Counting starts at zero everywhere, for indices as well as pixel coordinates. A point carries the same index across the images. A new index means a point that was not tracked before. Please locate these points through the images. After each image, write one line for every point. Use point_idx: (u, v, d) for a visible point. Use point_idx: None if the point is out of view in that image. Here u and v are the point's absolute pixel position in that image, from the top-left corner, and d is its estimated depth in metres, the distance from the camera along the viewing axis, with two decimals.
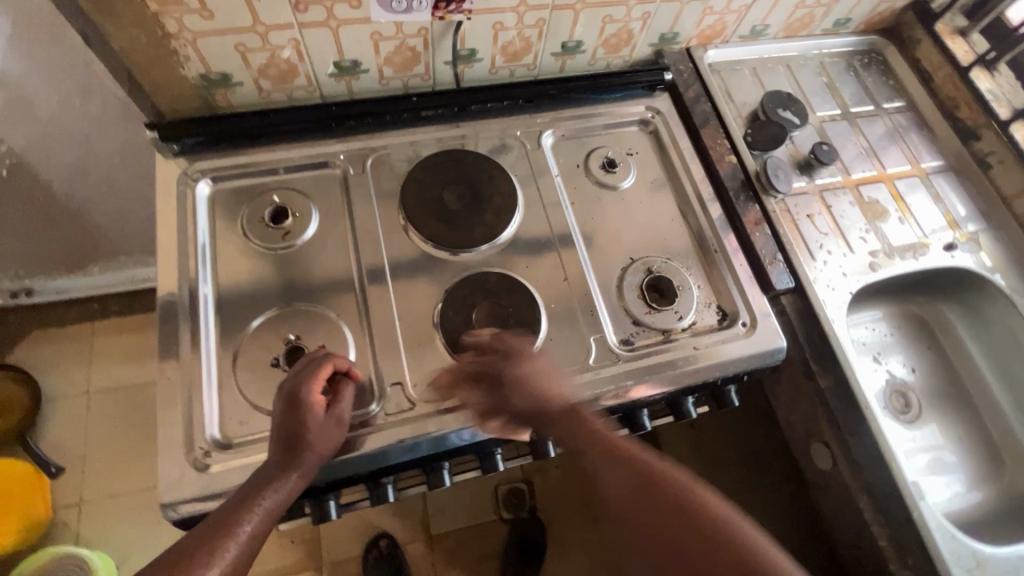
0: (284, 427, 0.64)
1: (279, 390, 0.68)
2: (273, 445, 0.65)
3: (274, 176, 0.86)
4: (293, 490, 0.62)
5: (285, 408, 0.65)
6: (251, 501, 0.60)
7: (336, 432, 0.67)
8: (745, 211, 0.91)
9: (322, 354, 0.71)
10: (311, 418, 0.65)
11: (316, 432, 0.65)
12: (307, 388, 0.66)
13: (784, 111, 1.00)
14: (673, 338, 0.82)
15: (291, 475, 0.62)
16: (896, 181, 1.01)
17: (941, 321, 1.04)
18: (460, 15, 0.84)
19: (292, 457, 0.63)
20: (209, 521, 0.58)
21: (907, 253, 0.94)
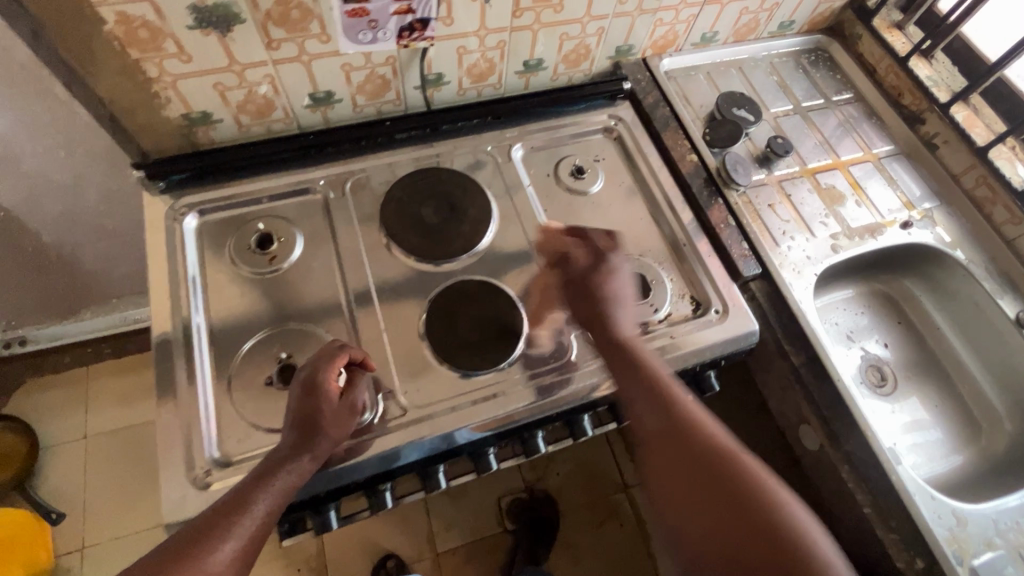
0: (301, 412, 0.69)
1: (297, 377, 0.72)
2: (289, 428, 0.68)
3: (258, 205, 0.90)
4: (305, 470, 0.66)
5: (303, 394, 0.69)
6: (264, 483, 0.63)
7: (347, 417, 0.71)
8: (710, 205, 0.96)
9: (338, 344, 0.75)
10: (326, 404, 0.69)
11: (329, 418, 0.69)
12: (325, 374, 0.70)
13: (739, 110, 1.05)
14: (651, 330, 0.86)
15: (304, 457, 0.66)
16: (851, 168, 1.06)
17: (907, 297, 1.08)
18: (424, 42, 0.89)
19: (307, 442, 0.67)
20: (224, 501, 0.61)
21: (867, 235, 0.99)
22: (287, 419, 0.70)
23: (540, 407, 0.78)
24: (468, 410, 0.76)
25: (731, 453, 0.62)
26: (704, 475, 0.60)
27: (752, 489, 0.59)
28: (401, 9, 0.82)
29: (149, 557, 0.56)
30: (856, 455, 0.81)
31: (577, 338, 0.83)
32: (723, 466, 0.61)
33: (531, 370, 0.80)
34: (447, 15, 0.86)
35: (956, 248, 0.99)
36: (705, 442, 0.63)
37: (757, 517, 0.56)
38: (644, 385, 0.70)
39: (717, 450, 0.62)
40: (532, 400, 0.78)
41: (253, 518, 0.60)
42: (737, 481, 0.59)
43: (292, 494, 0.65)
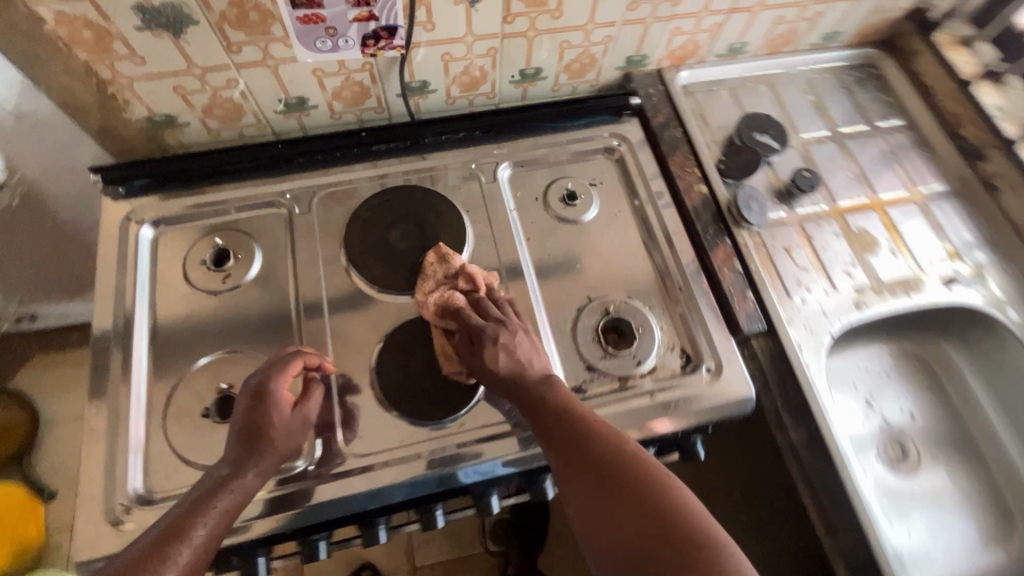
0: (249, 421, 0.64)
1: (243, 386, 0.67)
2: (232, 441, 0.63)
3: (219, 215, 0.84)
4: (249, 488, 0.60)
5: (251, 403, 0.65)
6: (204, 506, 0.56)
7: (301, 428, 0.66)
8: (714, 245, 0.84)
9: (292, 350, 0.71)
10: (275, 413, 0.65)
11: (279, 428, 0.64)
12: (276, 381, 0.66)
13: (762, 135, 0.93)
14: (631, 386, 0.76)
15: (251, 471, 0.61)
16: (889, 209, 0.92)
17: (944, 362, 0.95)
18: (393, 51, 0.80)
19: (252, 456, 0.62)
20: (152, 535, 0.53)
21: (901, 290, 0.85)
22: (229, 431, 0.65)
23: (491, 464, 0.70)
24: (408, 466, 0.69)
25: (635, 463, 0.56)
26: (608, 492, 0.55)
27: (659, 501, 0.53)
28: (361, 14, 0.72)
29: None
30: (856, 554, 0.69)
31: None
32: (626, 480, 0.55)
33: (487, 423, 0.72)
34: (426, 20, 0.77)
35: (1008, 309, 0.85)
36: (608, 456, 0.57)
37: (665, 533, 0.50)
38: (546, 407, 0.64)
39: (621, 462, 0.56)
40: (484, 459, 0.70)
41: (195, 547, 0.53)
42: (643, 493, 0.53)
43: (233, 518, 0.58)
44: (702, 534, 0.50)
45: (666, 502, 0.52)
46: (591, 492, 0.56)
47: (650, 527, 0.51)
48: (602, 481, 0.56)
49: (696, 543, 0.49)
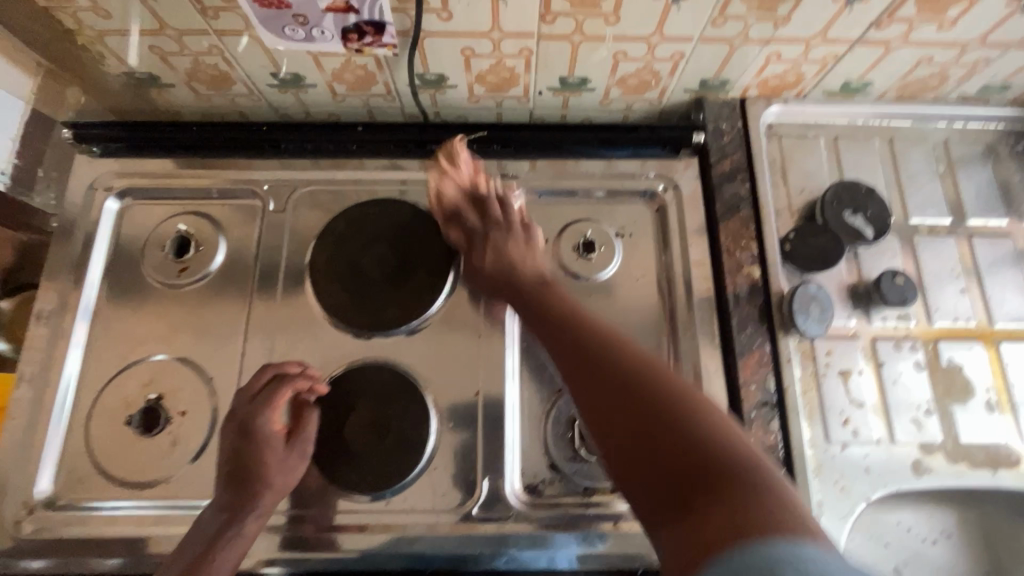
0: (240, 461, 0.60)
1: (232, 416, 0.62)
2: (222, 482, 0.60)
3: (192, 196, 0.76)
4: (249, 532, 0.58)
5: (241, 438, 0.60)
6: (203, 564, 0.55)
7: (302, 462, 0.62)
8: (747, 349, 0.67)
9: (276, 373, 0.63)
10: (266, 452, 0.60)
11: (274, 466, 0.60)
12: (263, 417, 0.60)
13: (853, 216, 0.71)
14: (594, 502, 0.64)
15: (248, 519, 0.58)
16: (1003, 344, 0.69)
17: (1016, 548, 0.74)
18: (382, 50, 0.67)
19: (244, 502, 0.58)
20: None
21: (982, 460, 0.65)
22: (222, 465, 0.61)
23: (408, 557, 0.62)
24: (317, 537, 0.62)
25: (651, 376, 0.47)
26: (626, 411, 0.45)
27: (685, 421, 0.43)
28: (336, 4, 0.60)
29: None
30: None
31: (488, 485, 0.64)
32: (644, 395, 0.46)
33: (414, 506, 0.63)
34: (442, 7, 0.61)
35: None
36: (622, 370, 0.48)
37: (692, 448, 0.41)
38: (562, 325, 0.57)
39: (634, 373, 0.48)
40: (400, 551, 0.62)
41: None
42: (662, 411, 0.44)
43: (237, 564, 0.57)
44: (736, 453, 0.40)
45: (693, 419, 0.43)
46: (606, 412, 0.47)
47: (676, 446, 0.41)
48: (604, 386, 0.48)
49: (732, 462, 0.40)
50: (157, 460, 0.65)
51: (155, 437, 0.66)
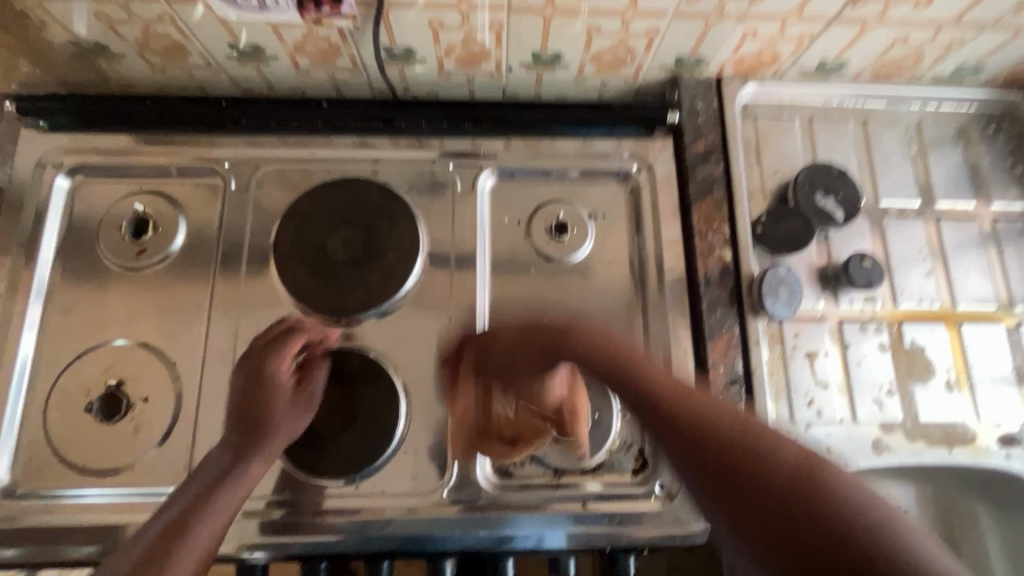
0: (247, 407, 0.61)
1: (242, 364, 0.64)
2: (231, 425, 0.61)
3: (149, 174, 0.73)
4: (254, 476, 0.58)
5: (252, 384, 0.62)
6: (206, 501, 0.55)
7: (309, 411, 0.62)
8: (717, 332, 0.67)
9: (289, 325, 0.65)
10: (274, 397, 0.61)
11: (280, 411, 0.61)
12: (272, 363, 0.62)
13: (825, 198, 0.71)
14: (564, 483, 0.65)
15: (254, 460, 0.59)
16: (964, 325, 0.71)
17: (969, 520, 0.77)
18: (342, 21, 0.64)
19: (251, 443, 0.59)
20: (148, 534, 0.53)
21: (940, 439, 0.67)
22: (231, 415, 0.62)
23: (378, 540, 0.62)
24: (284, 522, 0.62)
25: (767, 452, 0.43)
26: (766, 501, 0.41)
27: (820, 504, 0.39)
28: None
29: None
30: None
31: (459, 468, 0.64)
32: (764, 479, 0.41)
33: (383, 491, 0.63)
34: None
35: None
36: (736, 445, 0.44)
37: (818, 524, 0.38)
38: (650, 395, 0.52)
39: (750, 450, 0.44)
40: (369, 534, 0.62)
41: (199, 543, 0.53)
42: (796, 497, 0.40)
43: (239, 508, 0.57)
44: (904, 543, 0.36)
45: (828, 503, 0.39)
46: (720, 489, 0.43)
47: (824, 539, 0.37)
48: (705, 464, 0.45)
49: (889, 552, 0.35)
50: (119, 447, 0.64)
51: (117, 423, 0.64)
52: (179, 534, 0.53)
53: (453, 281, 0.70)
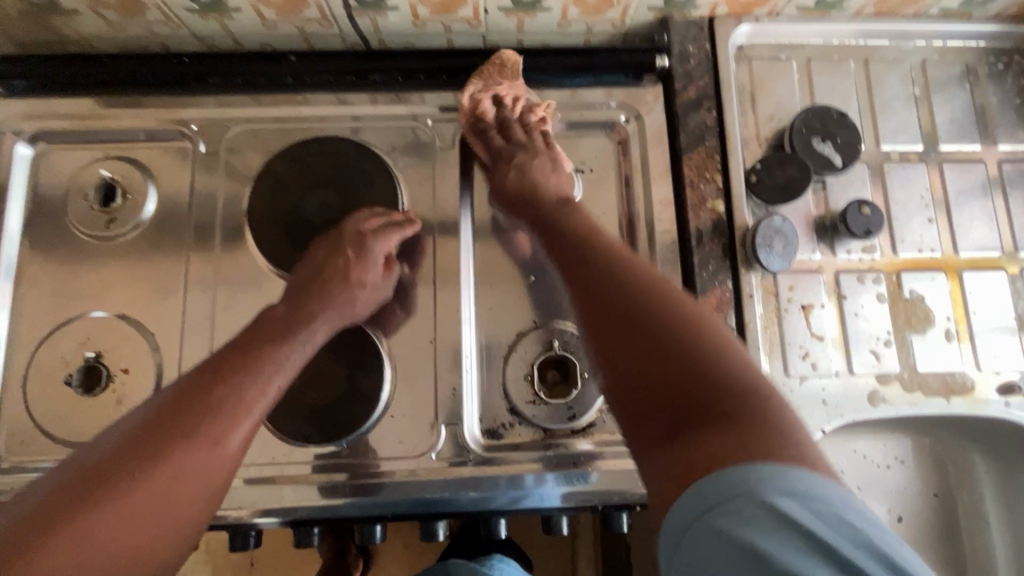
0: (340, 277, 0.60)
1: (343, 231, 0.63)
2: (307, 286, 0.60)
3: (114, 138, 0.70)
4: (318, 343, 0.57)
5: (346, 253, 0.62)
6: (277, 346, 0.53)
7: (379, 301, 0.64)
8: (710, 287, 0.65)
9: (388, 215, 0.65)
10: (362, 274, 0.62)
11: (363, 294, 0.62)
12: (380, 241, 0.63)
13: (822, 143, 0.67)
14: (555, 443, 0.64)
15: (320, 326, 0.58)
16: (965, 273, 0.68)
17: (965, 469, 0.77)
18: None
19: (324, 311, 0.59)
20: (200, 371, 0.49)
21: (938, 389, 0.66)
22: (309, 272, 0.61)
23: (368, 504, 0.61)
24: (272, 489, 0.61)
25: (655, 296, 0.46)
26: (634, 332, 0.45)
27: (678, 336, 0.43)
28: None
29: (109, 447, 0.43)
30: None
31: (447, 431, 0.63)
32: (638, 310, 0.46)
33: (371, 457, 0.63)
34: None
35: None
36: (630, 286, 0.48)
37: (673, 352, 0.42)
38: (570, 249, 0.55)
39: (643, 300, 0.46)
40: (359, 498, 0.61)
41: (257, 393, 0.49)
42: (664, 338, 0.43)
43: (299, 370, 0.55)
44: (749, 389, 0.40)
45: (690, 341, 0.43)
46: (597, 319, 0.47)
47: (678, 373, 0.41)
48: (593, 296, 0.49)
49: (729, 392, 0.40)
50: (102, 418, 0.63)
51: (99, 397, 0.63)
52: (237, 378, 0.49)
53: (437, 242, 0.68)
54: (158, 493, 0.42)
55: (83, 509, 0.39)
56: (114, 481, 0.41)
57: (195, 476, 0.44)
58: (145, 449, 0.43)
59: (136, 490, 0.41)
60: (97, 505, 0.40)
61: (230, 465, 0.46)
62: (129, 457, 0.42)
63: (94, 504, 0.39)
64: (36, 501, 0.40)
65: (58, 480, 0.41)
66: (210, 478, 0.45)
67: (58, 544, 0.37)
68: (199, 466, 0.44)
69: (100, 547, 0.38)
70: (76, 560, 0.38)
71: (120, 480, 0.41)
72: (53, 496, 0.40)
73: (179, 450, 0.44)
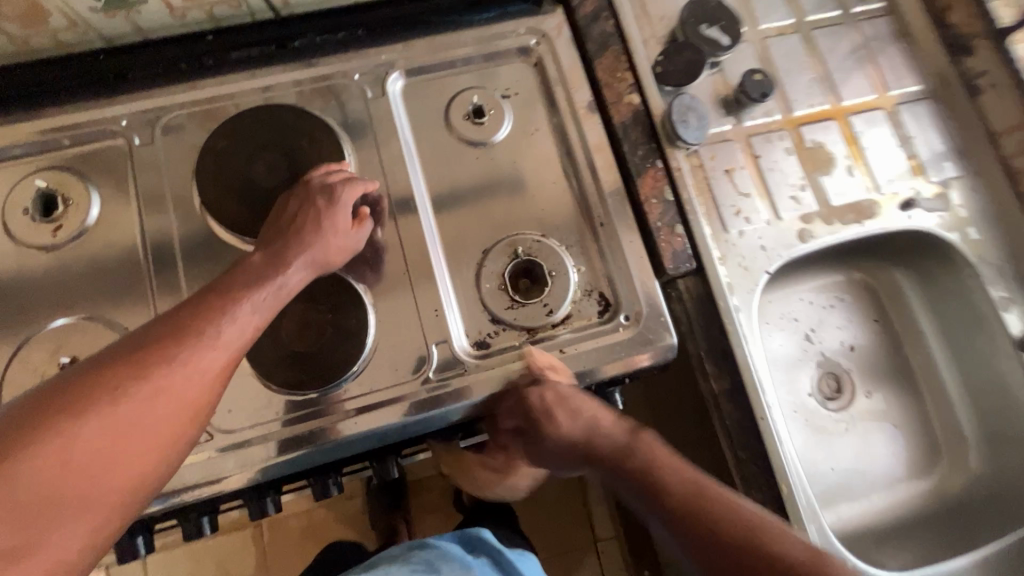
0: (313, 225, 0.62)
1: (311, 183, 0.65)
2: (274, 238, 0.61)
3: (43, 150, 0.69)
4: (294, 288, 0.59)
5: (312, 204, 0.63)
6: (248, 291, 0.55)
7: (349, 250, 0.65)
8: (644, 169, 0.72)
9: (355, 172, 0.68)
10: (332, 222, 0.63)
11: (336, 243, 0.63)
12: (348, 191, 0.65)
13: (709, 28, 0.76)
14: (539, 338, 0.67)
15: (292, 270, 0.59)
16: (852, 118, 0.79)
17: (892, 290, 0.87)
18: None
19: (294, 255, 0.60)
20: (181, 308, 0.51)
21: (851, 216, 0.75)
22: (281, 225, 0.62)
23: (379, 435, 0.64)
24: (283, 442, 0.62)
25: (692, 491, 0.61)
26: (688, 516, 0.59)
27: (710, 509, 0.59)
28: None
29: (92, 366, 0.45)
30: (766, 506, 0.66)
31: (437, 350, 0.66)
32: (682, 494, 0.61)
33: (371, 388, 0.65)
34: None
35: (968, 229, 0.77)
36: (675, 481, 0.62)
37: (710, 520, 0.58)
38: (675, 481, 0.62)
39: (688, 499, 0.60)
40: (367, 430, 0.63)
41: (234, 331, 0.52)
42: (700, 511, 0.59)
43: (274, 313, 0.57)
44: (748, 523, 0.57)
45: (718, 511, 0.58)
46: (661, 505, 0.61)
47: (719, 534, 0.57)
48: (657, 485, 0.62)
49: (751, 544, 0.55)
50: None
51: None
52: (216, 316, 0.51)
53: (389, 183, 0.71)
54: (143, 411, 0.44)
55: (75, 415, 0.42)
56: (103, 393, 0.43)
57: (178, 398, 0.46)
58: (129, 368, 0.45)
59: (124, 405, 0.43)
60: (90, 413, 0.42)
61: (214, 388, 0.49)
62: (115, 374, 0.45)
63: (83, 412, 0.42)
64: (31, 400, 0.42)
65: (45, 391, 0.43)
66: (196, 399, 0.48)
67: (49, 445, 0.40)
68: (184, 387, 0.47)
69: (90, 451, 0.41)
70: (73, 458, 0.40)
71: (108, 392, 0.43)
72: (41, 402, 0.42)
73: (160, 373, 0.46)
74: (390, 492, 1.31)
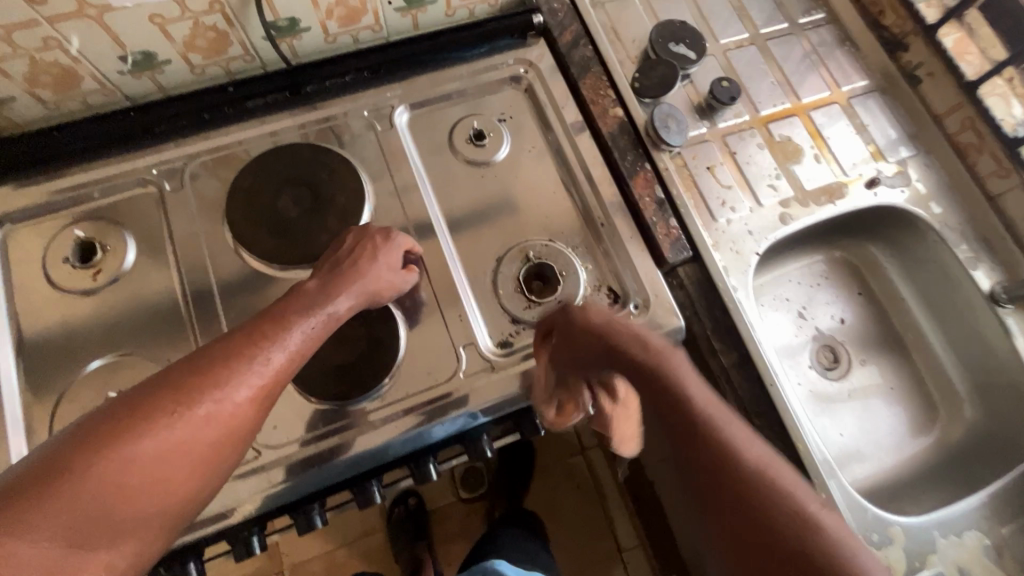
0: (367, 260, 0.64)
1: (367, 226, 0.68)
2: (328, 271, 0.63)
3: (77, 203, 0.74)
4: (342, 318, 0.60)
5: (365, 243, 0.66)
6: (301, 317, 0.55)
7: (395, 288, 0.66)
8: (634, 172, 0.79)
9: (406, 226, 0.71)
10: (383, 259, 0.65)
11: (387, 280, 0.65)
12: (401, 236, 0.68)
13: (677, 46, 0.85)
14: None
15: (343, 300, 0.60)
16: (812, 113, 0.88)
17: (871, 264, 0.95)
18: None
19: (346, 286, 0.61)
20: (239, 330, 0.52)
21: (824, 198, 0.83)
22: (334, 260, 0.64)
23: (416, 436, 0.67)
24: (329, 451, 0.65)
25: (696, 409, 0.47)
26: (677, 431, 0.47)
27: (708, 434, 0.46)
28: None
29: (149, 386, 0.45)
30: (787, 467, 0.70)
31: (465, 351, 0.71)
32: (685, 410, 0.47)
33: (408, 391, 0.69)
34: None
35: (931, 204, 0.85)
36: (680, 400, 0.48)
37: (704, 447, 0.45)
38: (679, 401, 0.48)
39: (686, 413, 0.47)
40: (406, 431, 0.67)
41: (280, 359, 0.51)
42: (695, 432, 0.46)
43: (321, 343, 0.57)
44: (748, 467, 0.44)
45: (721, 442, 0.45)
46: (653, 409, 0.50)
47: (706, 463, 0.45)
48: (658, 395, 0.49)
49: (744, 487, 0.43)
50: None
51: None
52: (267, 342, 0.51)
53: (405, 205, 0.77)
54: (189, 437, 0.44)
55: (125, 440, 0.41)
56: (153, 415, 0.43)
57: (221, 426, 0.46)
58: (179, 392, 0.45)
59: (173, 431, 0.43)
60: (137, 437, 0.42)
61: (253, 419, 0.49)
62: (167, 398, 0.44)
63: (134, 437, 0.42)
64: (90, 418, 0.42)
65: (104, 409, 0.44)
66: (234, 429, 0.47)
67: (101, 467, 0.40)
68: (227, 417, 0.47)
69: (137, 476, 0.41)
70: (117, 481, 0.40)
71: (160, 417, 0.43)
72: (98, 421, 0.42)
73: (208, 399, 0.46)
74: (412, 519, 1.31)
